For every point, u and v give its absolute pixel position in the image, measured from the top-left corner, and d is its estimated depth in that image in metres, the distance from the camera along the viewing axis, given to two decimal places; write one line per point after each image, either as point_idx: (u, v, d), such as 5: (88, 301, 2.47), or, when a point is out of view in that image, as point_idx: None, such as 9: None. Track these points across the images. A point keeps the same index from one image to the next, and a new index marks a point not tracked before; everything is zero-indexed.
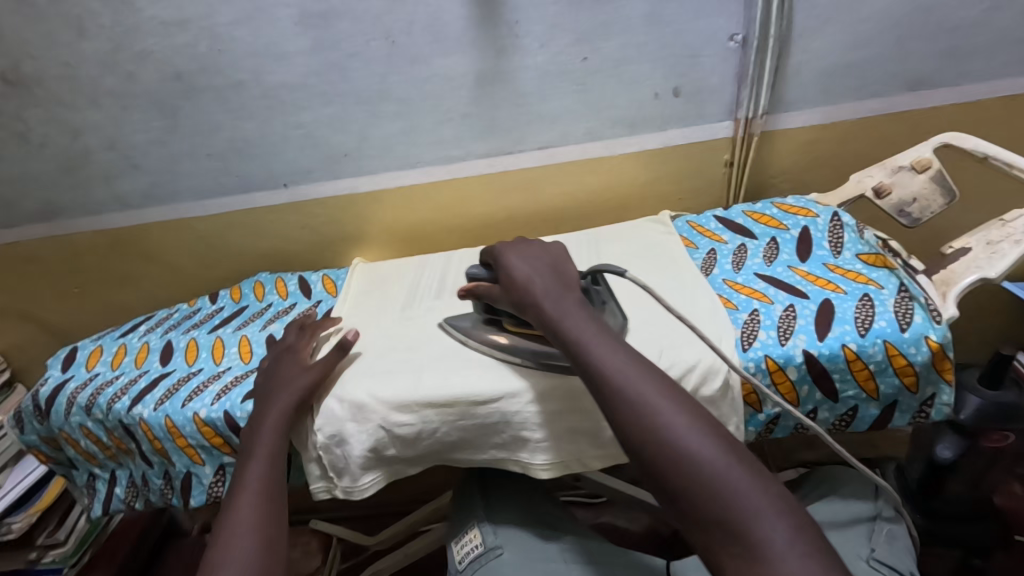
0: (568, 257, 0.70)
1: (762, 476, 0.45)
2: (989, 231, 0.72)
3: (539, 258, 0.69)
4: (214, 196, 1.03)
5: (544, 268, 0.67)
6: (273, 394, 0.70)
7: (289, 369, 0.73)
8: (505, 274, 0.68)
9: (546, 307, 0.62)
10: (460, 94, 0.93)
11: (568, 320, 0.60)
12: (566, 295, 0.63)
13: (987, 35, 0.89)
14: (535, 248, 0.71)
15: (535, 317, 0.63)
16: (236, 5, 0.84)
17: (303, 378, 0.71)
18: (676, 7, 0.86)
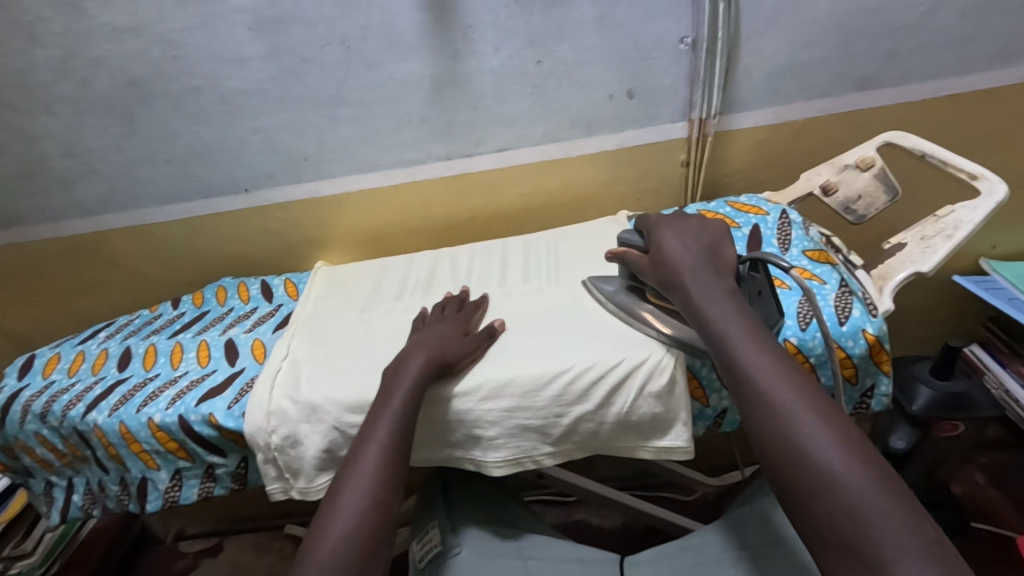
0: (727, 238, 0.69)
1: (914, 514, 0.43)
2: (924, 226, 0.75)
3: (690, 231, 0.68)
4: (174, 202, 1.03)
5: (698, 247, 0.65)
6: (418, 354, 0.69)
7: (443, 335, 0.72)
8: (656, 249, 0.67)
9: (688, 285, 0.62)
10: (417, 98, 0.94)
11: (711, 306, 0.59)
12: (721, 278, 0.62)
13: (927, 36, 0.92)
14: (692, 224, 0.69)
15: (680, 300, 0.62)
16: (188, 11, 0.84)
17: (465, 348, 0.71)
18: (626, 10, 0.88)
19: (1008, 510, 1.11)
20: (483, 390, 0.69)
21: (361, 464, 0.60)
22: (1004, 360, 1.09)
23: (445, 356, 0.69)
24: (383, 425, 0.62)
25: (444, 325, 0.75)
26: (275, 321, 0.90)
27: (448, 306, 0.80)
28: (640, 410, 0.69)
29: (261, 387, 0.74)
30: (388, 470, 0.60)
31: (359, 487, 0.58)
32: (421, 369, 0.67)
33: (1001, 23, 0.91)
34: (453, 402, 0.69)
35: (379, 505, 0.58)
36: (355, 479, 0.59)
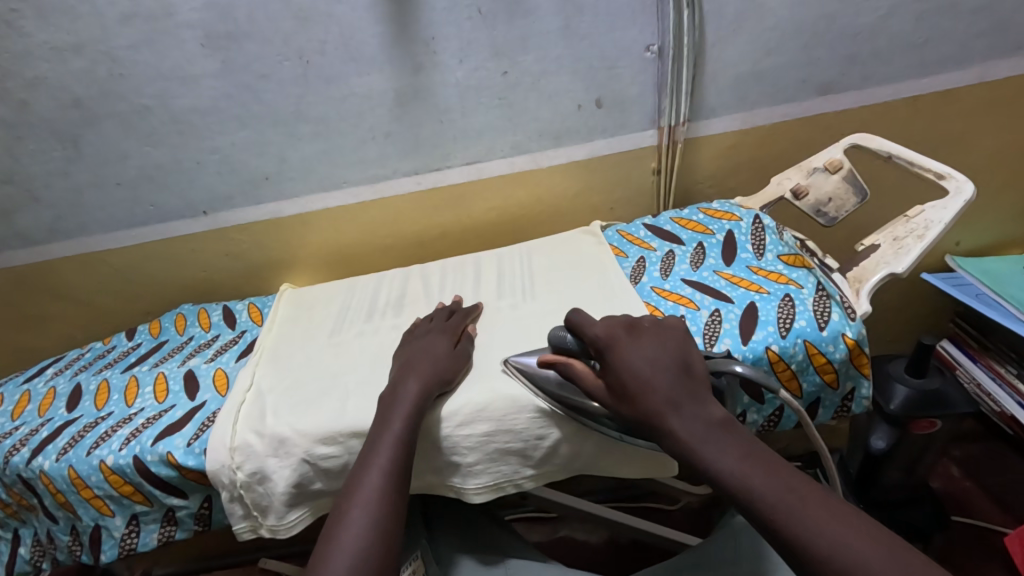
0: (692, 343, 0.60)
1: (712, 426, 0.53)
2: (895, 227, 0.75)
3: (658, 353, 0.58)
4: (126, 227, 0.98)
5: (669, 369, 0.56)
6: (410, 377, 0.65)
7: (431, 351, 0.70)
8: (615, 379, 0.57)
9: (669, 424, 0.53)
10: (380, 113, 0.91)
11: (703, 447, 0.52)
12: (704, 405, 0.54)
13: (884, 39, 0.94)
14: (650, 340, 0.59)
15: (667, 443, 0.54)
16: (134, 28, 0.80)
17: (457, 362, 0.69)
18: (590, 19, 0.87)
19: (985, 501, 1.12)
20: (459, 413, 0.66)
21: (363, 497, 0.55)
22: (974, 354, 1.11)
23: (439, 373, 0.66)
24: (385, 451, 0.58)
25: (432, 338, 0.72)
26: (237, 349, 0.86)
27: (425, 321, 0.78)
28: (624, 427, 0.66)
29: (224, 420, 0.70)
30: (391, 501, 0.56)
31: (362, 519, 0.53)
32: (418, 390, 0.64)
33: (955, 26, 0.93)
34: (455, 423, 0.65)
35: (385, 538, 0.53)
36: (357, 513, 0.54)
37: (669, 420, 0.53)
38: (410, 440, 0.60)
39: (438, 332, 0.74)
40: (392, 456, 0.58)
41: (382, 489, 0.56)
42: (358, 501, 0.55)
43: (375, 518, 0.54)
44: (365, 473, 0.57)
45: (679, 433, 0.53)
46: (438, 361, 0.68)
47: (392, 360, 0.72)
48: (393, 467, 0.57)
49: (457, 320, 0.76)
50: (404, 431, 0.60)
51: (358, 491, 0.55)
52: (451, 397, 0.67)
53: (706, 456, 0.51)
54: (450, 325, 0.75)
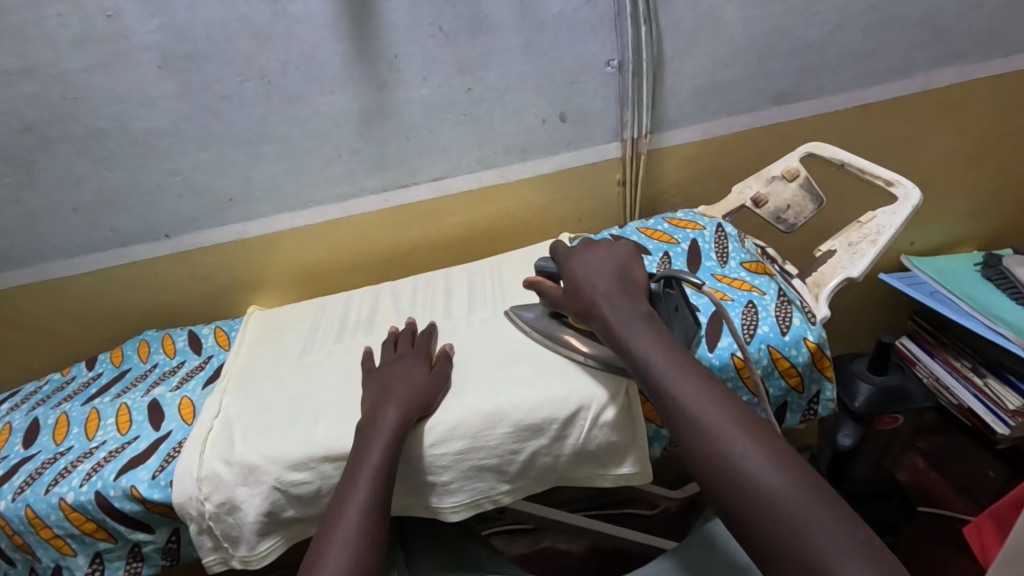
0: (637, 258, 0.73)
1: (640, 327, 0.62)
2: (849, 233, 0.78)
3: (602, 262, 0.71)
4: (84, 254, 0.95)
5: (609, 274, 0.69)
6: (382, 409, 0.64)
7: (409, 376, 0.69)
8: (569, 276, 0.71)
9: (602, 309, 0.65)
10: (345, 131, 0.91)
11: (622, 325, 0.62)
12: (634, 301, 0.65)
13: (834, 51, 0.97)
14: (600, 252, 0.73)
15: (598, 326, 0.65)
16: (89, 50, 0.78)
17: (435, 388, 0.68)
18: (551, 36, 0.89)
19: (949, 490, 1.16)
20: (436, 432, 0.65)
21: (343, 537, 0.55)
22: (932, 350, 1.16)
23: (418, 399, 0.66)
24: (364, 486, 0.58)
25: (405, 364, 0.72)
26: (204, 375, 0.84)
27: (400, 342, 0.77)
28: (597, 439, 0.67)
29: (190, 451, 0.68)
30: (371, 536, 0.56)
31: (342, 558, 0.53)
32: (397, 418, 0.63)
33: (897, 37, 0.98)
34: (426, 450, 0.65)
35: (363, 573, 0.53)
36: (334, 557, 0.53)
37: (602, 306, 0.65)
38: (387, 473, 0.59)
39: (412, 357, 0.74)
40: (370, 489, 0.58)
41: (363, 523, 0.56)
42: (336, 542, 0.54)
43: (357, 551, 0.54)
44: (344, 508, 0.57)
45: (608, 316, 0.64)
46: (419, 387, 0.67)
47: (362, 387, 0.71)
48: (371, 504, 0.57)
49: (423, 342, 0.76)
50: (381, 463, 0.59)
51: (336, 529, 0.55)
52: (431, 418, 0.67)
53: (625, 334, 0.61)
54: (420, 348, 0.75)
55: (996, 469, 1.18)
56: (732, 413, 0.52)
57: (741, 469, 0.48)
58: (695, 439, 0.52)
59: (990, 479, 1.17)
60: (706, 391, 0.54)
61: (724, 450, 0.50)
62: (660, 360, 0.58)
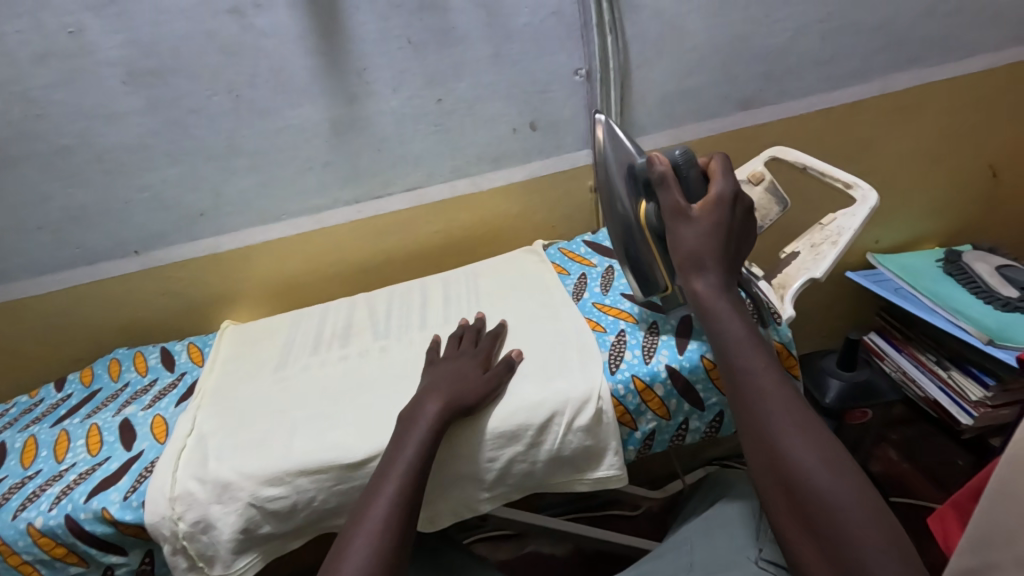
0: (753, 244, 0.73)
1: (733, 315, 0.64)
2: (812, 235, 0.80)
3: (734, 233, 0.68)
4: (51, 272, 0.93)
5: (732, 249, 0.68)
6: (426, 404, 0.64)
7: (462, 375, 0.68)
8: (705, 214, 0.66)
9: (708, 277, 0.65)
10: (316, 143, 0.91)
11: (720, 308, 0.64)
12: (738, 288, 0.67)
13: (795, 57, 1.00)
14: (738, 216, 0.69)
15: (699, 286, 0.65)
16: (51, 67, 0.77)
17: (485, 386, 0.68)
18: (519, 46, 0.90)
19: (920, 480, 1.20)
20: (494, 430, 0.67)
21: (369, 526, 0.56)
22: (899, 344, 1.19)
23: (461, 398, 0.65)
24: (394, 478, 0.59)
25: (461, 364, 0.71)
26: (177, 393, 0.82)
27: (465, 339, 0.76)
28: (572, 443, 0.68)
29: (163, 470, 0.67)
30: (395, 528, 0.56)
31: (365, 546, 0.55)
32: (438, 414, 0.63)
33: (856, 43, 1.01)
34: (485, 441, 0.66)
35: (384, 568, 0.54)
36: (358, 543, 0.55)
37: (710, 274, 0.65)
38: (417, 473, 0.60)
39: (469, 357, 0.72)
40: (398, 487, 0.58)
41: (385, 520, 0.56)
42: (363, 528, 0.56)
43: (375, 553, 0.54)
44: (374, 499, 0.58)
45: (708, 287, 0.65)
46: (468, 384, 0.67)
47: (423, 374, 0.72)
48: (400, 498, 0.58)
49: (486, 345, 0.74)
50: (413, 461, 0.60)
51: (364, 517, 0.57)
52: (484, 420, 0.67)
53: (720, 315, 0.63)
54: (483, 350, 0.73)
55: (964, 457, 1.22)
56: (798, 417, 0.56)
57: (806, 478, 0.52)
58: (764, 438, 0.56)
59: (960, 467, 1.20)
60: (780, 389, 0.58)
61: (781, 451, 0.54)
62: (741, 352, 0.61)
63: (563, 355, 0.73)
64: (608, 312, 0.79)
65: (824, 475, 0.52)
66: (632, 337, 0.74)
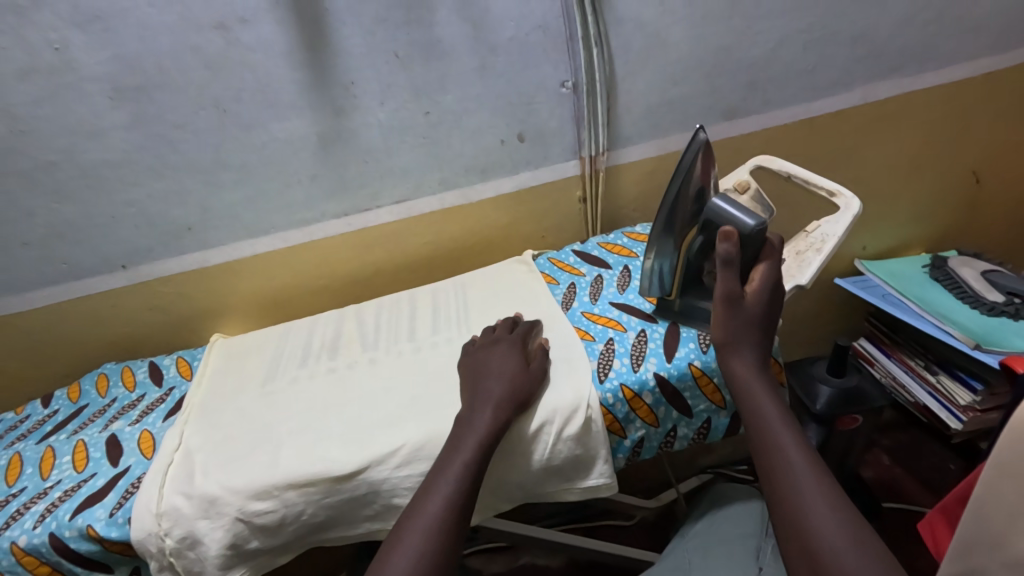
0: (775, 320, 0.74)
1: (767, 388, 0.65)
2: (797, 242, 0.81)
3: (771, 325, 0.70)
4: (36, 288, 0.93)
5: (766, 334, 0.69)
6: (478, 412, 0.64)
7: (508, 368, 0.69)
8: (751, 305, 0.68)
9: (739, 355, 0.66)
10: (304, 157, 0.91)
11: (748, 379, 0.65)
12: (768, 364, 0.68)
13: (777, 67, 1.02)
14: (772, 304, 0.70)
15: (734, 364, 0.66)
16: (35, 84, 0.78)
17: (530, 382, 0.68)
18: (504, 59, 0.91)
19: (912, 484, 1.20)
20: (535, 430, 0.67)
21: (426, 523, 0.56)
22: (888, 350, 1.20)
23: (512, 395, 0.66)
24: (450, 479, 0.59)
25: (504, 356, 0.71)
26: (165, 407, 0.82)
27: (503, 330, 0.77)
28: (561, 453, 0.68)
29: (149, 485, 0.66)
30: (455, 528, 0.57)
31: (415, 543, 0.55)
32: (492, 415, 0.64)
33: (836, 53, 1.03)
34: (529, 438, 0.67)
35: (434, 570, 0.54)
36: (412, 538, 0.55)
37: (741, 353, 0.66)
38: (476, 471, 0.60)
39: (512, 348, 0.73)
40: (457, 478, 0.59)
41: (444, 511, 0.57)
42: (416, 526, 0.56)
43: (430, 542, 0.55)
44: (429, 496, 0.58)
45: (740, 365, 0.66)
46: (515, 379, 0.67)
47: (464, 367, 0.72)
48: (455, 498, 0.58)
49: (526, 337, 0.75)
50: (473, 457, 0.60)
51: (420, 515, 0.57)
52: (534, 413, 0.68)
53: (749, 389, 0.64)
54: (522, 342, 0.74)
55: (955, 462, 1.22)
56: (827, 490, 0.54)
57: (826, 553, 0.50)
58: (787, 511, 0.55)
59: (951, 472, 1.20)
60: (807, 461, 0.57)
61: (808, 519, 0.53)
62: (769, 420, 0.61)
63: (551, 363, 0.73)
64: (596, 321, 0.79)
65: (855, 557, 0.49)
66: (620, 345, 0.75)
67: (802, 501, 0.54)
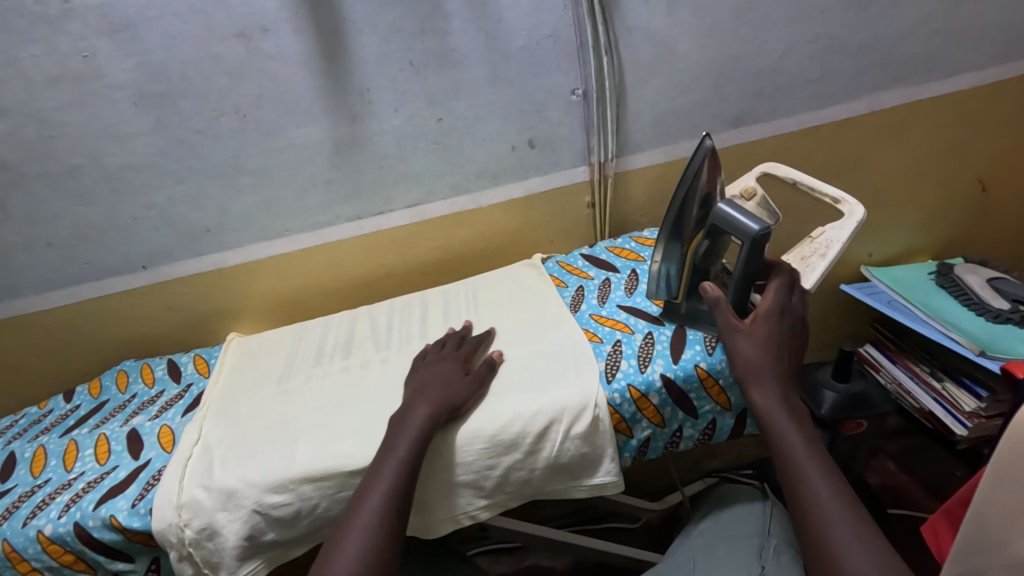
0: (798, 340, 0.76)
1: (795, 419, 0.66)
2: (802, 247, 0.82)
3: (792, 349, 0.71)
4: (59, 287, 0.96)
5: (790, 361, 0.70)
6: (415, 407, 0.68)
7: (449, 376, 0.72)
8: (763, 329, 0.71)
9: (764, 386, 0.67)
10: (320, 161, 0.94)
11: (775, 411, 0.66)
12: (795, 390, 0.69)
13: (783, 77, 1.04)
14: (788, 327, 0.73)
15: (758, 395, 0.67)
16: (63, 90, 0.81)
17: (468, 389, 0.71)
18: (516, 67, 0.94)
19: (917, 490, 1.21)
20: (469, 436, 0.68)
21: (364, 520, 0.60)
22: (893, 356, 1.21)
23: (447, 400, 0.69)
24: (387, 476, 0.62)
25: (445, 366, 0.75)
26: (183, 404, 0.84)
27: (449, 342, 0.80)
28: (569, 451, 0.69)
29: (169, 477, 0.69)
30: (388, 529, 0.60)
31: (358, 541, 0.59)
32: (425, 416, 0.67)
33: (841, 63, 1.04)
34: (458, 449, 0.68)
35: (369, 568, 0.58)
36: (352, 538, 0.59)
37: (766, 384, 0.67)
38: (410, 475, 0.63)
39: (453, 358, 0.76)
40: (396, 474, 0.62)
41: (380, 511, 0.60)
42: (357, 525, 0.60)
43: (367, 543, 0.59)
44: (367, 495, 0.61)
45: (765, 396, 0.67)
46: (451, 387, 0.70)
47: (411, 374, 0.76)
48: (390, 493, 0.61)
49: (467, 348, 0.78)
50: (405, 458, 0.63)
51: (358, 514, 0.60)
52: (466, 419, 0.70)
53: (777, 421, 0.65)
54: (464, 353, 0.77)
55: (961, 469, 1.22)
56: (860, 528, 0.56)
57: None
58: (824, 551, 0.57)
59: (956, 479, 1.20)
60: (837, 497, 0.59)
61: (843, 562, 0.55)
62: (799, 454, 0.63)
63: (559, 364, 0.75)
64: (604, 323, 0.81)
65: None
66: (628, 346, 0.76)
67: (835, 541, 0.56)
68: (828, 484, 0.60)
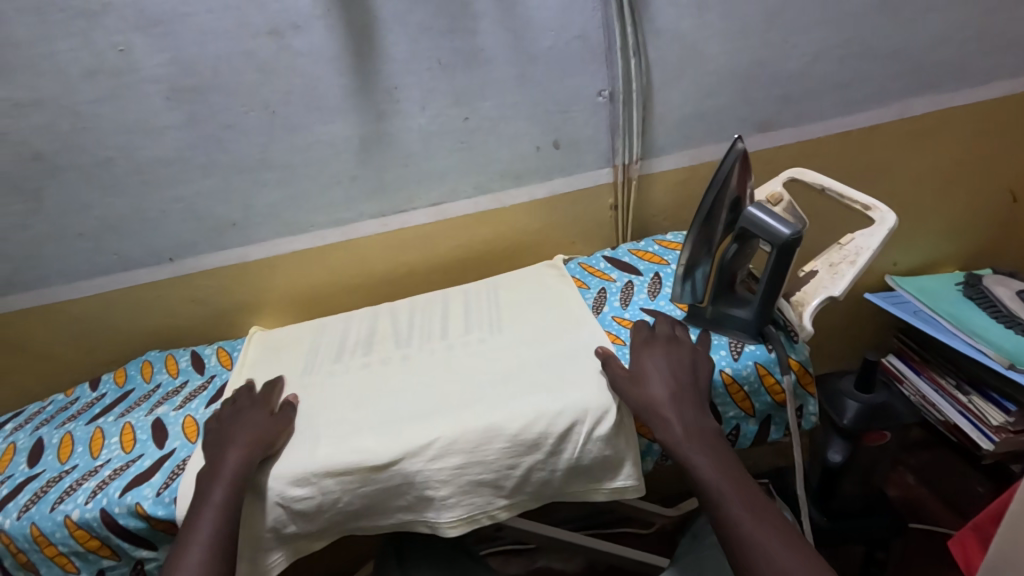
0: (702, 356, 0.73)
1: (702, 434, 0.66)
2: (831, 254, 0.80)
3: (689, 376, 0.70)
4: (88, 277, 0.97)
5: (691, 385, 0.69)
6: (223, 455, 0.67)
7: (248, 421, 0.72)
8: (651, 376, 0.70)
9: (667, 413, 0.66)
10: (345, 158, 0.94)
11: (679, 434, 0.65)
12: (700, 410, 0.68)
13: (812, 81, 1.03)
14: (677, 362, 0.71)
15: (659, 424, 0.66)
16: (99, 84, 0.82)
17: (272, 432, 0.71)
18: (543, 68, 0.94)
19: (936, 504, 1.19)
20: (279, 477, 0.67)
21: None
22: (918, 367, 1.19)
23: (257, 443, 0.69)
24: (206, 524, 0.62)
25: (248, 412, 0.74)
26: (207, 395, 0.85)
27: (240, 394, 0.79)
28: (591, 453, 0.69)
29: (194, 467, 0.70)
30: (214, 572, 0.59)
31: None
32: (236, 461, 0.66)
33: (871, 69, 1.03)
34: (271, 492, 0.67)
35: None
36: None
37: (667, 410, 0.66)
38: (228, 521, 0.62)
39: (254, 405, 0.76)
40: (215, 528, 0.62)
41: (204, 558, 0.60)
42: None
43: None
44: (187, 547, 0.61)
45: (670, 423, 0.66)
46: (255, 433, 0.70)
47: (225, 417, 0.75)
48: (212, 541, 0.61)
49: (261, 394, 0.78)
50: (222, 503, 0.63)
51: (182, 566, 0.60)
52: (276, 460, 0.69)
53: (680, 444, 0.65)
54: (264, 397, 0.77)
55: (984, 484, 1.20)
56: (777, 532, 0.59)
57: None
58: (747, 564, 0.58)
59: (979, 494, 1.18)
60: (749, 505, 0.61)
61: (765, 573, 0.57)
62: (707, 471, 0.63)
63: (581, 365, 0.75)
64: (626, 326, 0.81)
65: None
66: None
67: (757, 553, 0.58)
68: (738, 494, 0.61)
